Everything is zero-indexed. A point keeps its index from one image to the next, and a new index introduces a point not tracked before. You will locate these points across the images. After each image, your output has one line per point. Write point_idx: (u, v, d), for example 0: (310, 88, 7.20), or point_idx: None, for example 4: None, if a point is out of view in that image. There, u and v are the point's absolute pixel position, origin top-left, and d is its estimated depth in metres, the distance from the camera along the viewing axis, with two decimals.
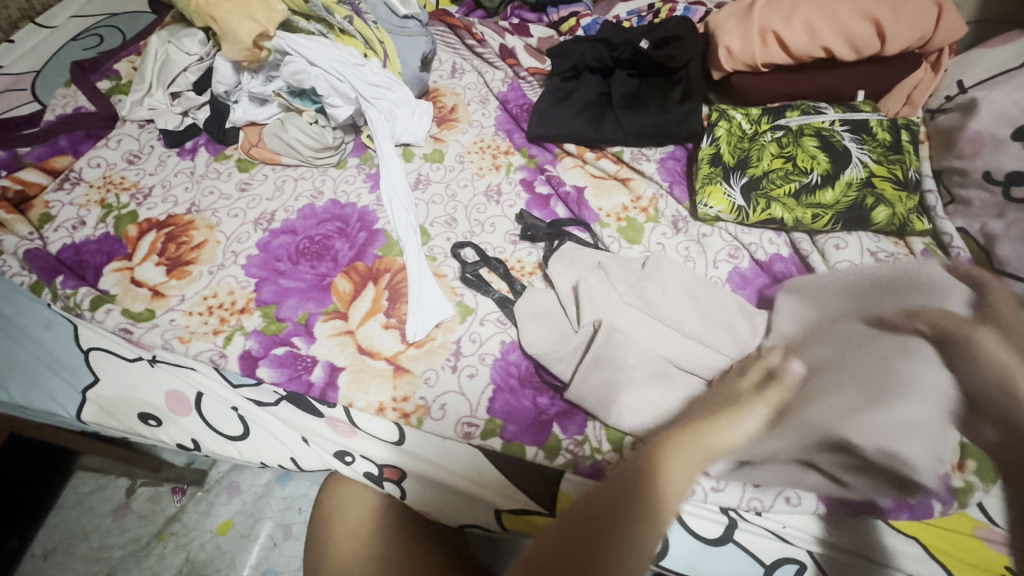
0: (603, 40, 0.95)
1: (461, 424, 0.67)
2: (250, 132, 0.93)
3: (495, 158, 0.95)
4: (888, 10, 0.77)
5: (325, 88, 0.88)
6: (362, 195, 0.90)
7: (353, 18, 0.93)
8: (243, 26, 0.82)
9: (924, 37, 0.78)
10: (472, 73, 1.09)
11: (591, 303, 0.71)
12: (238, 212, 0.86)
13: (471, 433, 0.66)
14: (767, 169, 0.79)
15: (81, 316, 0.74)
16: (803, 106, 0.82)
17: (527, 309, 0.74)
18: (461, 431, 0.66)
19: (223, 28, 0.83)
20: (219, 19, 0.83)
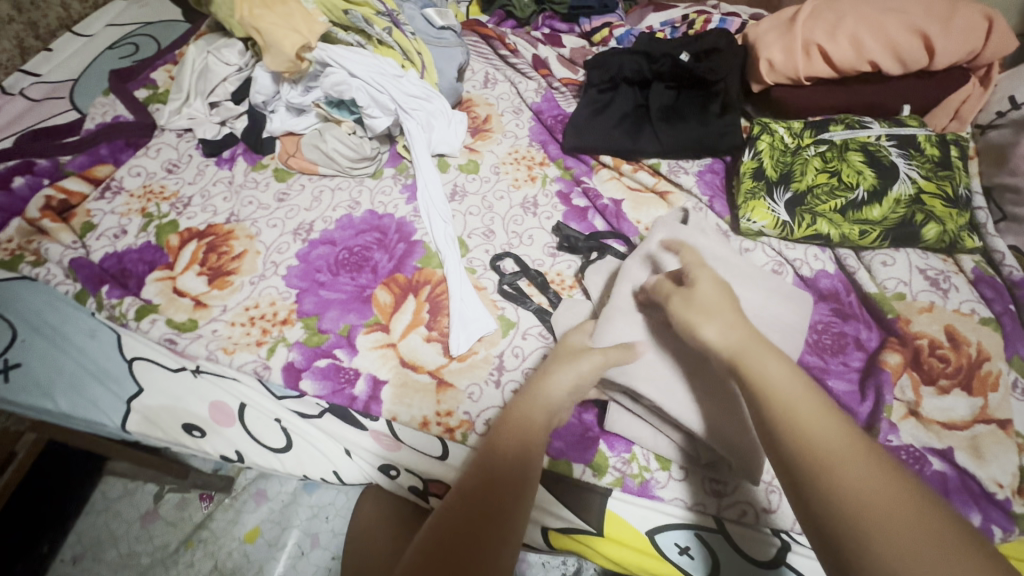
0: (641, 52, 0.95)
1: None
2: (289, 141, 0.94)
3: (531, 169, 0.95)
4: (937, 25, 0.77)
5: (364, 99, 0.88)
6: (399, 206, 0.90)
7: (392, 30, 0.94)
8: (287, 38, 0.83)
9: (974, 51, 0.77)
10: (505, 83, 1.09)
11: None
12: (277, 222, 0.87)
13: None
14: (811, 184, 0.78)
15: (126, 326, 0.75)
16: (847, 120, 0.81)
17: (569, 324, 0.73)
18: None
19: (267, 40, 0.84)
20: (263, 31, 0.84)
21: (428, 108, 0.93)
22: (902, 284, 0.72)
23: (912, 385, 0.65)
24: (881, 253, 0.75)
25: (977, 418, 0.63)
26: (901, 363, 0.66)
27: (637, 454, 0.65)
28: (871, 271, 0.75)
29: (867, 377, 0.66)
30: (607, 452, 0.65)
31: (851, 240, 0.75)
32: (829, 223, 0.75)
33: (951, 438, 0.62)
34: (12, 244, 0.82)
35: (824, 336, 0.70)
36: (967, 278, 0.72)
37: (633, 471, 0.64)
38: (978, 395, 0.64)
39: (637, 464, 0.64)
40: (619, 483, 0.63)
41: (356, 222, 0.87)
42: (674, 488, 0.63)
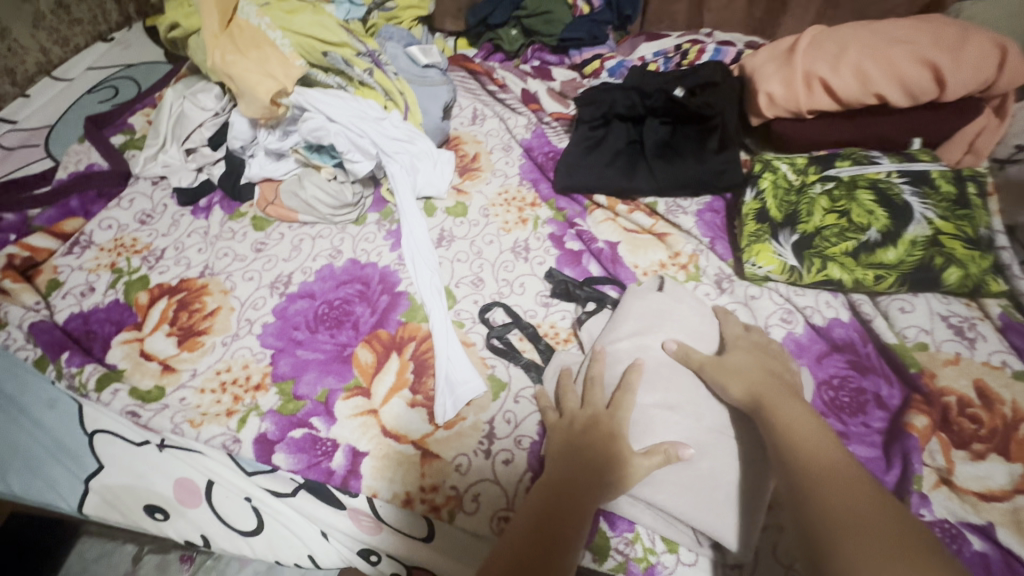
0: (633, 88, 0.91)
1: (496, 519, 0.60)
2: (267, 188, 0.90)
3: (521, 211, 0.91)
4: (948, 56, 0.72)
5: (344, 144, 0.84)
6: (383, 254, 0.85)
7: (374, 71, 0.90)
8: (261, 84, 0.79)
9: (987, 82, 0.72)
10: (494, 119, 1.05)
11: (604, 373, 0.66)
12: (253, 275, 0.82)
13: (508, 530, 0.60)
14: (819, 225, 0.73)
15: (87, 397, 0.70)
16: (854, 155, 0.77)
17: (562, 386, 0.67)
18: (497, 528, 0.60)
19: (240, 87, 0.80)
20: (235, 77, 0.80)
21: (413, 149, 0.89)
22: (923, 332, 0.67)
23: (942, 450, 0.59)
24: (898, 298, 0.70)
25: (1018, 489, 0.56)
26: (929, 425, 0.60)
27: (641, 534, 0.59)
28: (889, 319, 0.69)
29: (891, 441, 0.60)
30: (608, 531, 0.59)
31: (865, 285, 0.70)
32: (841, 268, 0.70)
33: (990, 512, 0.56)
34: None
35: (841, 394, 0.64)
36: (993, 325, 0.66)
37: (637, 553, 0.58)
38: (1016, 461, 0.58)
39: (641, 546, 0.58)
40: (622, 568, 0.57)
41: (338, 274, 0.82)
42: (683, 574, 0.57)
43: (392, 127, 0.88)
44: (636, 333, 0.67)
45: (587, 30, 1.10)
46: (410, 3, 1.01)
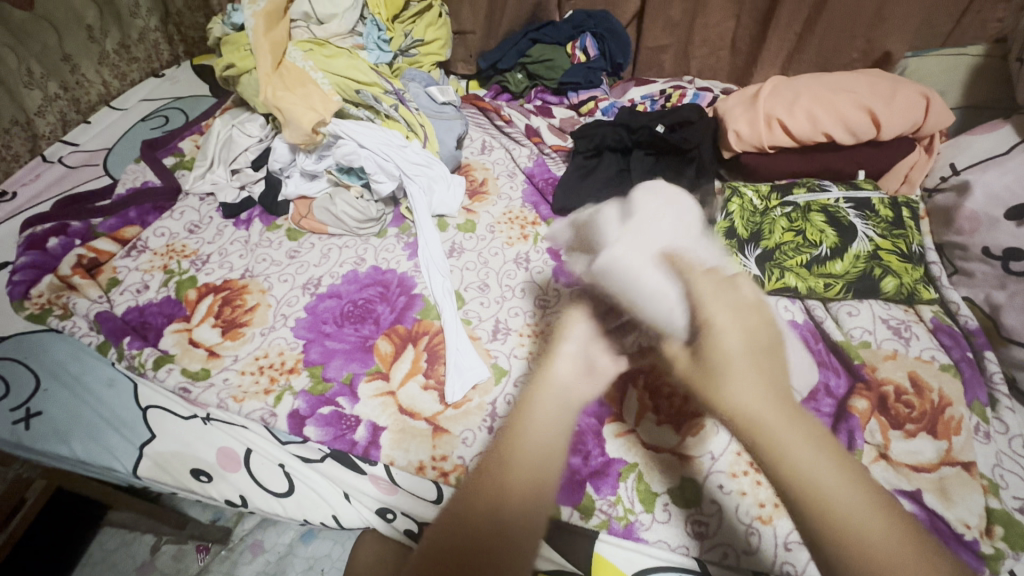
0: (623, 125, 1.04)
1: None
2: (301, 205, 1.02)
3: (523, 228, 1.03)
4: (882, 102, 0.86)
5: (373, 167, 0.97)
6: (401, 262, 0.97)
7: (398, 106, 1.04)
8: (304, 115, 0.93)
9: (915, 125, 0.86)
10: (501, 150, 1.19)
11: None
12: (287, 277, 0.94)
13: None
14: (779, 242, 0.85)
15: (145, 375, 0.80)
16: (809, 184, 0.90)
17: None
18: None
19: (287, 117, 0.94)
20: (283, 109, 0.93)
21: (429, 173, 1.02)
22: (867, 332, 0.78)
23: (880, 429, 0.69)
24: (847, 304, 0.81)
25: (942, 461, 0.66)
26: (868, 408, 0.71)
27: (622, 497, 0.68)
28: (838, 321, 0.80)
29: (838, 421, 0.70)
30: (594, 494, 0.68)
31: (818, 292, 0.81)
32: (797, 277, 0.82)
33: (919, 480, 0.65)
34: (42, 298, 0.89)
35: (795, 383, 0.74)
36: (926, 327, 0.77)
37: (619, 513, 0.67)
38: (942, 438, 0.68)
39: (622, 507, 0.67)
40: (605, 525, 0.66)
41: (362, 279, 0.94)
42: (658, 530, 0.65)
43: (412, 154, 1.02)
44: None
45: (584, 75, 1.25)
46: (430, 50, 1.17)
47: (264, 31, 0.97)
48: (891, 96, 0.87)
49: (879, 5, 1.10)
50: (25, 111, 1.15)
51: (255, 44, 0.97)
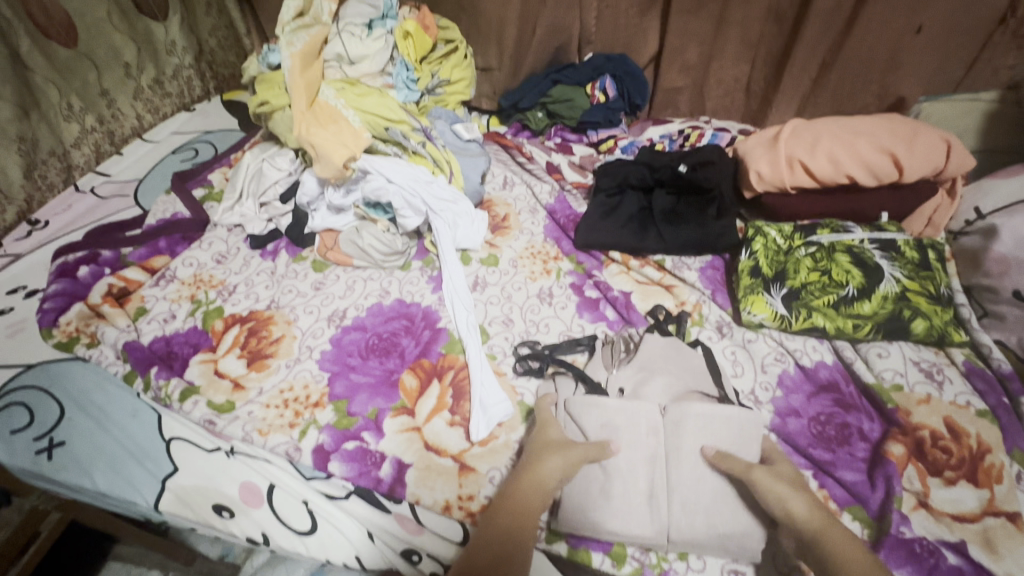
0: (644, 165, 1.07)
1: None
2: (327, 236, 1.04)
3: (546, 263, 1.04)
4: (902, 146, 0.88)
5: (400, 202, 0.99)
6: (425, 295, 0.98)
7: (426, 143, 1.06)
8: (336, 151, 0.96)
9: (938, 168, 0.87)
10: (522, 186, 1.21)
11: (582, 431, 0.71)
12: (313, 309, 0.94)
13: (536, 537, 0.69)
14: (805, 281, 0.85)
15: (170, 407, 0.81)
16: (832, 225, 0.90)
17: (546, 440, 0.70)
18: None
19: (319, 152, 0.96)
20: (316, 145, 0.96)
21: (453, 208, 1.04)
22: (899, 375, 0.77)
23: (919, 476, 0.68)
24: (876, 345, 0.81)
25: (985, 511, 0.65)
26: (905, 453, 0.69)
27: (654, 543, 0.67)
28: (868, 363, 0.79)
29: (874, 467, 0.69)
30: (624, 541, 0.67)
31: (846, 332, 0.81)
32: (825, 317, 0.81)
33: (963, 531, 0.64)
34: (70, 326, 0.90)
35: (827, 427, 0.73)
36: (959, 370, 0.76)
37: (651, 560, 0.66)
38: (984, 486, 0.66)
39: (655, 554, 0.66)
40: (637, 573, 0.65)
41: (388, 311, 0.94)
42: None
43: (437, 190, 1.03)
44: (639, 379, 0.78)
45: (604, 115, 1.29)
46: (456, 89, 1.22)
47: (299, 71, 1.01)
48: (911, 139, 0.88)
49: (892, 52, 1.14)
50: (61, 143, 1.19)
51: (291, 83, 1.01)
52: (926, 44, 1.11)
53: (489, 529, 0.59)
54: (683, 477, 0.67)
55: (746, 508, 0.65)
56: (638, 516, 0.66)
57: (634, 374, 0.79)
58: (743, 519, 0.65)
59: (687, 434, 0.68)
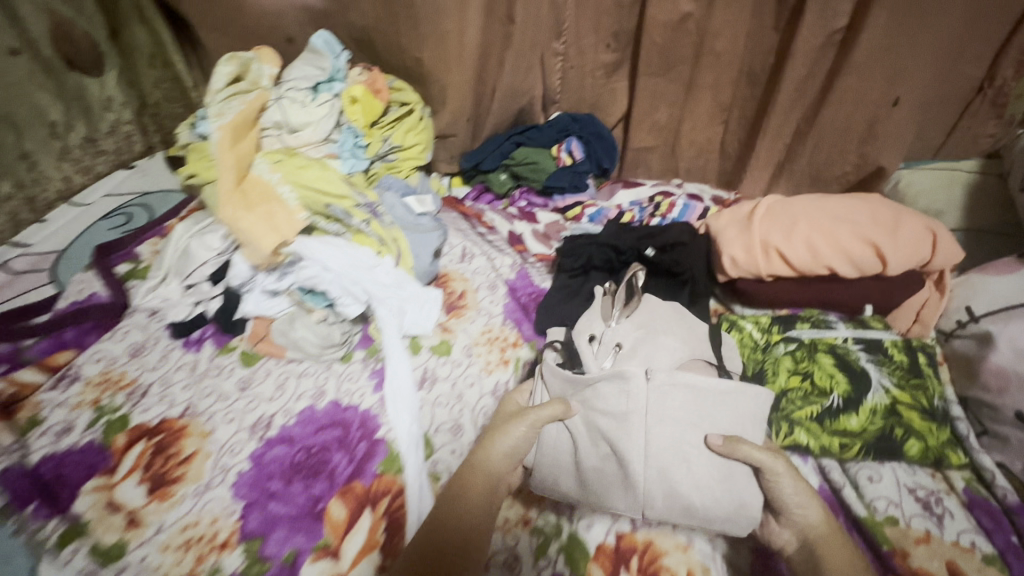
0: (609, 245, 0.97)
1: None
2: (259, 324, 0.93)
3: (503, 351, 0.96)
4: (885, 235, 0.81)
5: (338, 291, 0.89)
6: (365, 395, 0.87)
7: (370, 221, 0.97)
8: (267, 239, 0.87)
9: (923, 260, 0.81)
10: (482, 257, 1.11)
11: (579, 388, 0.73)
12: (234, 416, 0.83)
13: None
14: (784, 386, 0.76)
15: (46, 554, 0.68)
16: (812, 318, 0.83)
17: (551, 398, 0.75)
18: None
19: (246, 239, 0.88)
20: (242, 231, 0.88)
21: (400, 294, 0.95)
22: (894, 505, 0.67)
23: None
24: (867, 466, 0.71)
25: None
26: None
27: None
28: (859, 488, 0.70)
29: None
30: None
31: (833, 452, 0.72)
32: (808, 433, 0.72)
33: None
34: None
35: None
36: (960, 500, 0.68)
37: None
38: None
39: None
40: None
41: (321, 419, 0.83)
42: None
43: (382, 273, 0.94)
44: (638, 337, 0.77)
45: (569, 180, 1.21)
46: (409, 155, 1.12)
47: (229, 145, 0.91)
48: (894, 228, 0.81)
49: (870, 121, 1.08)
50: None
51: (219, 157, 0.91)
52: (905, 113, 1.06)
53: (446, 514, 0.66)
54: (666, 443, 0.66)
55: (735, 482, 0.66)
56: (614, 492, 0.66)
57: (634, 332, 0.78)
58: (729, 486, 0.66)
59: (675, 395, 0.69)
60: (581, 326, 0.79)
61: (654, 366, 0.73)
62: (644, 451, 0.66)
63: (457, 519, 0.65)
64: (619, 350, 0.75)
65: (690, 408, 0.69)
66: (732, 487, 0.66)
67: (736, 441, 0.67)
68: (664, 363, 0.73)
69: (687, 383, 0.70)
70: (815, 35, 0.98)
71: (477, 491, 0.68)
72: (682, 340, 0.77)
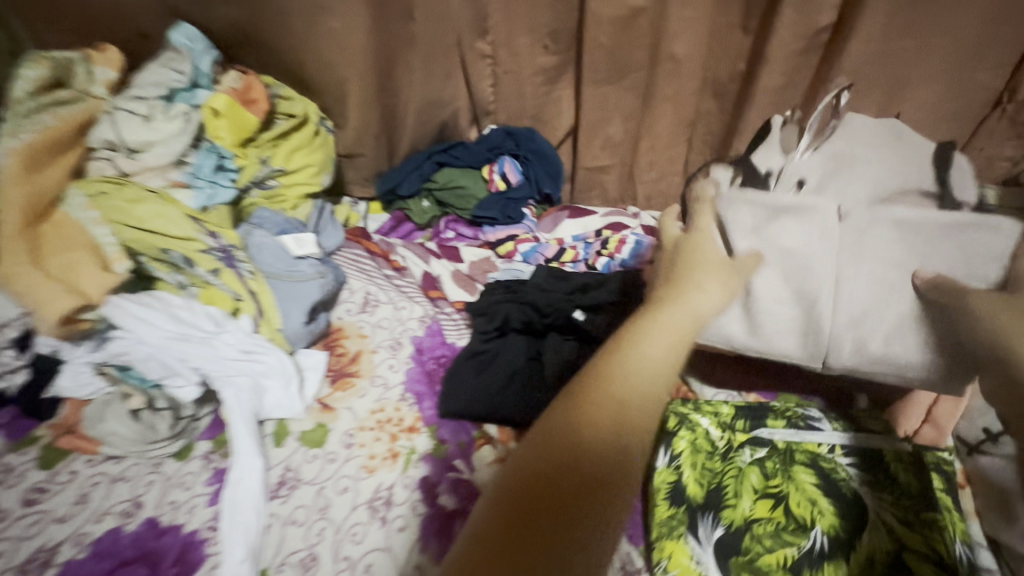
0: (534, 300, 0.78)
1: None
2: (70, 409, 0.71)
3: (393, 440, 0.73)
4: None
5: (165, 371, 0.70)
6: (196, 510, 0.66)
7: (222, 270, 0.75)
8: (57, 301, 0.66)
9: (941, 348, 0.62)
10: (388, 305, 0.90)
11: (746, 230, 0.59)
12: (5, 548, 0.61)
13: None
14: (749, 516, 0.59)
15: None
16: (790, 412, 0.66)
17: (743, 228, 0.59)
18: None
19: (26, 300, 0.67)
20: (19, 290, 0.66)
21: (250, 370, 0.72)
22: None
23: None
24: None
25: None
26: None
27: None
28: None
29: None
30: None
31: None
32: None
33: None
34: None
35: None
36: None
37: None
38: None
39: None
40: None
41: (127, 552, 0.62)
42: None
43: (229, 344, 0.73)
44: (829, 168, 0.61)
45: (501, 209, 1.00)
46: (296, 180, 0.91)
47: (22, 178, 0.70)
48: None
49: None
50: None
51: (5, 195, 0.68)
52: (907, 134, 0.86)
53: (558, 418, 0.40)
54: (863, 272, 0.56)
55: (916, 330, 0.56)
56: (786, 337, 0.60)
57: (827, 163, 0.61)
58: (939, 346, 0.55)
59: (876, 232, 0.57)
60: (756, 161, 0.66)
61: (847, 195, 0.59)
62: (834, 292, 0.57)
63: (601, 452, 0.38)
64: (800, 188, 0.62)
65: (900, 246, 0.56)
66: (898, 340, 0.57)
67: (958, 281, 0.54)
68: (871, 184, 0.59)
69: (896, 215, 0.57)
70: (796, 35, 0.78)
71: (640, 378, 0.42)
72: (869, 157, 0.60)
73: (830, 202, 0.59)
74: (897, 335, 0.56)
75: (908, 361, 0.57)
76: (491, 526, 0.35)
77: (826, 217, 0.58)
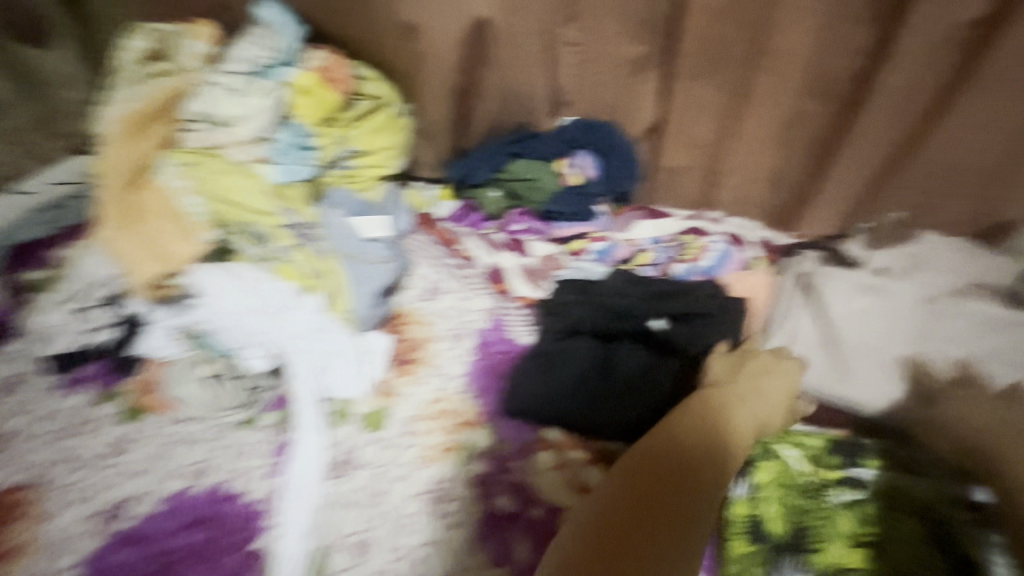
0: (609, 305, 0.74)
1: None
2: (153, 368, 0.74)
3: (451, 433, 0.72)
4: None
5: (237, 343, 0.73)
6: (258, 482, 0.67)
7: (298, 246, 0.76)
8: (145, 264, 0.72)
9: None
10: (455, 294, 0.89)
11: (829, 295, 0.79)
12: (90, 494, 0.65)
13: None
14: (839, 562, 0.62)
15: None
16: (890, 456, 0.68)
17: (850, 288, 0.79)
18: None
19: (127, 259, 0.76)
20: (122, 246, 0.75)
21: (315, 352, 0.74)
22: None
23: None
24: None
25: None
26: None
27: None
28: None
29: None
30: None
31: None
32: None
33: None
34: None
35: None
36: None
37: None
38: None
39: None
40: None
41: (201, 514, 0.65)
42: None
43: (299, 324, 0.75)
44: (909, 262, 0.79)
45: (575, 206, 0.96)
46: (372, 161, 0.90)
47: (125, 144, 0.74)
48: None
49: None
50: None
51: None
52: None
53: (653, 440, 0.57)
54: (927, 353, 0.73)
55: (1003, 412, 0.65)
56: (875, 385, 0.74)
57: (904, 259, 0.80)
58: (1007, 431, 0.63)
59: (944, 319, 0.74)
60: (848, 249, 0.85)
61: (926, 288, 0.76)
62: (904, 353, 0.74)
63: (673, 444, 0.56)
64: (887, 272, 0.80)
65: (947, 330, 0.73)
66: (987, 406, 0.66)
67: (979, 367, 0.70)
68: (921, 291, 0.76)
69: (960, 310, 0.73)
70: None
71: (745, 431, 0.62)
72: (942, 260, 0.78)
73: (912, 288, 0.76)
74: (984, 408, 0.66)
75: (956, 423, 0.67)
76: (620, 500, 0.50)
77: (908, 300, 0.76)
